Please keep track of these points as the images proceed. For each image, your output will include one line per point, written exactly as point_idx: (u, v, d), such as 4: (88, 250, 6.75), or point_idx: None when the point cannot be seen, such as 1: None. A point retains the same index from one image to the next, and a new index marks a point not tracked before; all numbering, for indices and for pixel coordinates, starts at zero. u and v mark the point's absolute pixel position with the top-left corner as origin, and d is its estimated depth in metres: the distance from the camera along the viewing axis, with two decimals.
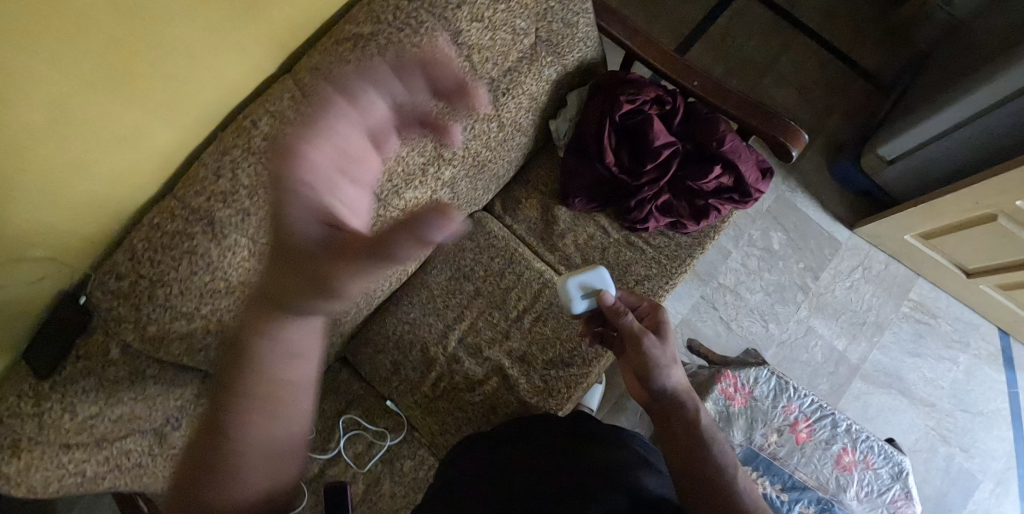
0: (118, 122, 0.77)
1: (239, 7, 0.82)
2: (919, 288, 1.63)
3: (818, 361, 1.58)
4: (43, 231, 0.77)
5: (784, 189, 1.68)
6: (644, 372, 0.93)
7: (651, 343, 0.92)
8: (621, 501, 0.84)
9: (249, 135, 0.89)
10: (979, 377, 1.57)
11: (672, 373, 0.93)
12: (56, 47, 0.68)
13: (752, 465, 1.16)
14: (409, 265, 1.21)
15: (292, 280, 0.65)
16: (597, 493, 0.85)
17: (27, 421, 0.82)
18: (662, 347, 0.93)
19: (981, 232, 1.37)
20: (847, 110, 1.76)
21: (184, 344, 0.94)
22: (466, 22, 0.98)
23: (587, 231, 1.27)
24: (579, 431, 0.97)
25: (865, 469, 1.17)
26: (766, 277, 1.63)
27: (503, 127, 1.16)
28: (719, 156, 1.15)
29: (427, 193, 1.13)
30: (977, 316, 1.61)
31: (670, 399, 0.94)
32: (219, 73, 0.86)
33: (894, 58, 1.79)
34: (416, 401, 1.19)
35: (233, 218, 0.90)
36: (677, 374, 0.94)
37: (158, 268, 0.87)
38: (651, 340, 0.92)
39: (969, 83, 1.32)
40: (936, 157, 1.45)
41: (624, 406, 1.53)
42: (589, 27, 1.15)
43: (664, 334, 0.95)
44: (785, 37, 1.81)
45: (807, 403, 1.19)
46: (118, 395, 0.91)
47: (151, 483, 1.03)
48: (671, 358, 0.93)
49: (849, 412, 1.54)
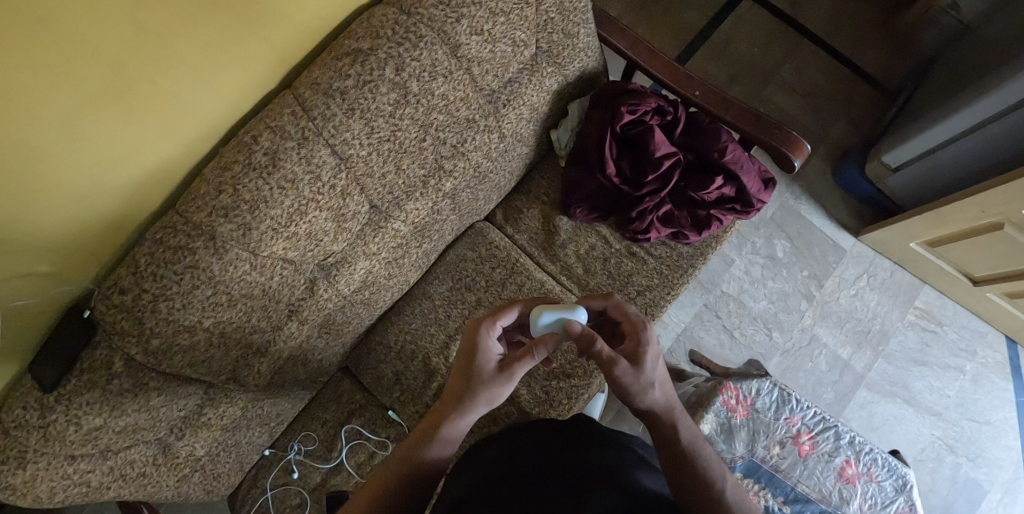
0: (119, 140, 0.78)
1: (241, 25, 0.83)
2: (925, 295, 1.62)
3: (822, 370, 1.57)
4: (49, 247, 0.80)
5: (787, 196, 1.67)
6: (620, 394, 0.86)
7: (621, 371, 0.82)
8: (619, 500, 0.75)
9: (250, 151, 0.87)
10: (986, 385, 1.56)
11: (650, 395, 0.84)
12: (60, 68, 0.69)
13: (754, 477, 1.16)
14: (409, 275, 1.22)
15: (458, 380, 0.86)
16: (592, 490, 0.76)
17: (32, 433, 0.81)
18: (637, 373, 0.83)
19: (988, 241, 1.36)
20: (851, 116, 1.75)
21: (187, 357, 0.93)
22: (465, 35, 0.99)
23: (588, 241, 1.28)
24: (572, 431, 0.88)
25: (869, 481, 1.16)
26: (770, 285, 1.62)
27: (504, 137, 1.16)
28: (720, 166, 1.15)
29: (428, 205, 1.14)
30: (984, 324, 1.60)
31: (650, 418, 0.86)
32: (220, 90, 0.87)
33: (900, 63, 1.78)
34: (418, 412, 1.19)
35: (234, 233, 0.88)
36: (656, 395, 0.85)
37: (160, 283, 0.85)
38: (621, 368, 0.83)
39: (974, 90, 1.31)
40: (941, 164, 1.44)
41: (626, 414, 1.53)
42: (589, 37, 1.15)
43: (640, 357, 0.84)
44: (789, 42, 1.80)
45: (809, 415, 1.18)
46: (122, 407, 0.90)
47: (157, 492, 1.04)
48: (648, 381, 0.84)
49: (854, 421, 1.53)
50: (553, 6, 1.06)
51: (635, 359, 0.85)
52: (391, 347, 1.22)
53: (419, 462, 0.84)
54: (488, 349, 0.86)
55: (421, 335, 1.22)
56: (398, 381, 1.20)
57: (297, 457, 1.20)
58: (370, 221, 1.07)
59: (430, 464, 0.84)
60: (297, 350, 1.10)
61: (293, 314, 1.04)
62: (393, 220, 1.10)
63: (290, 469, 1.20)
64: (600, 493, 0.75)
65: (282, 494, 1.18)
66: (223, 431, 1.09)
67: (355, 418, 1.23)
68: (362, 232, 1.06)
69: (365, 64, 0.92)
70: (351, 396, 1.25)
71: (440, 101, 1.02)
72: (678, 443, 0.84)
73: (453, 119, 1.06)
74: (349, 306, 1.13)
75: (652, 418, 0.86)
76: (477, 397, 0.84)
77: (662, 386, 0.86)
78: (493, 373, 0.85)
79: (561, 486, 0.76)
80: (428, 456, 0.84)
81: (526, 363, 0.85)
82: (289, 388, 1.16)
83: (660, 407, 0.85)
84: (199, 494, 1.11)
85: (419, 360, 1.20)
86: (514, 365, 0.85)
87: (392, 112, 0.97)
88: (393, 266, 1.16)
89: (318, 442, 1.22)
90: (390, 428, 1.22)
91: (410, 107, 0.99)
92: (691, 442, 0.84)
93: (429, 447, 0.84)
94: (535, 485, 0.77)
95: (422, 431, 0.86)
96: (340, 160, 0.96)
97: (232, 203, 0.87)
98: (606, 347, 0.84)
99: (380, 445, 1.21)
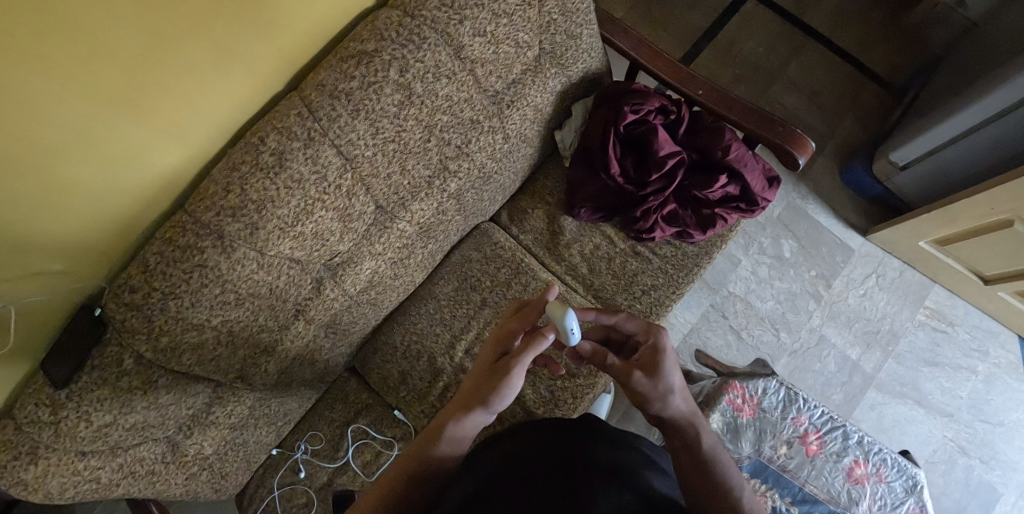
0: (128, 140, 0.80)
1: (249, 29, 0.85)
2: (935, 295, 1.60)
3: (831, 371, 1.55)
4: (62, 245, 0.81)
5: (794, 196, 1.67)
6: (639, 403, 0.86)
7: (637, 380, 0.84)
8: (631, 501, 0.74)
9: (257, 151, 0.89)
10: (999, 386, 1.53)
11: (670, 402, 0.84)
12: (74, 69, 0.70)
13: (761, 478, 1.15)
14: (415, 275, 1.23)
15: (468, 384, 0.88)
16: (605, 490, 0.74)
17: (44, 429, 0.83)
18: (654, 382, 0.84)
19: (999, 239, 1.34)
20: (858, 115, 1.74)
21: (196, 355, 0.95)
22: (468, 37, 1.00)
23: (593, 241, 1.28)
24: (579, 429, 0.86)
25: (878, 481, 1.15)
26: (777, 285, 1.61)
27: (509, 138, 1.17)
28: (724, 165, 1.15)
29: (434, 205, 1.15)
30: (995, 324, 1.58)
31: (670, 423, 0.86)
32: (229, 94, 0.89)
33: (908, 62, 1.77)
34: (424, 411, 1.19)
35: (242, 232, 0.90)
36: (676, 401, 0.84)
37: (169, 281, 0.87)
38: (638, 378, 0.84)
39: (982, 87, 1.30)
40: (948, 162, 1.43)
41: (633, 415, 1.52)
42: (593, 38, 1.16)
43: (659, 364, 0.85)
44: (795, 42, 1.80)
45: (817, 415, 1.17)
46: (131, 405, 0.91)
47: (166, 490, 1.05)
48: (668, 387, 0.84)
49: (864, 423, 1.51)
50: (555, 8, 1.08)
51: (653, 367, 0.85)
52: (397, 347, 1.23)
53: (421, 455, 0.84)
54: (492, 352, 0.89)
55: (427, 335, 1.23)
56: (404, 380, 1.21)
57: (303, 456, 1.21)
58: (376, 221, 1.08)
59: (432, 459, 0.84)
60: (304, 350, 1.11)
61: (300, 313, 1.06)
62: (398, 221, 1.11)
63: (297, 469, 1.20)
64: (612, 494, 0.74)
65: (288, 493, 1.18)
66: (231, 430, 1.10)
67: (362, 418, 1.24)
68: (368, 233, 1.08)
69: (369, 66, 0.93)
70: (358, 396, 1.26)
71: (444, 102, 1.03)
72: (699, 448, 0.84)
73: (457, 120, 1.08)
74: (355, 306, 1.14)
75: (674, 425, 0.86)
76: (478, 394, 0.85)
77: (683, 392, 0.86)
78: (494, 370, 0.85)
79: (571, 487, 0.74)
80: (434, 455, 0.84)
81: (524, 357, 0.84)
82: (295, 387, 1.17)
83: (683, 413, 0.85)
84: (208, 492, 1.13)
85: (425, 360, 1.21)
86: (513, 360, 0.84)
87: (396, 113, 0.98)
88: (398, 266, 1.17)
89: (324, 441, 1.22)
90: (397, 428, 1.23)
91: (414, 107, 1.00)
92: (711, 448, 0.84)
93: (434, 447, 0.84)
94: (544, 485, 0.75)
95: (429, 432, 0.86)
96: (345, 160, 0.97)
97: (239, 202, 0.88)
98: (615, 361, 0.89)
99: (386, 444, 1.22)
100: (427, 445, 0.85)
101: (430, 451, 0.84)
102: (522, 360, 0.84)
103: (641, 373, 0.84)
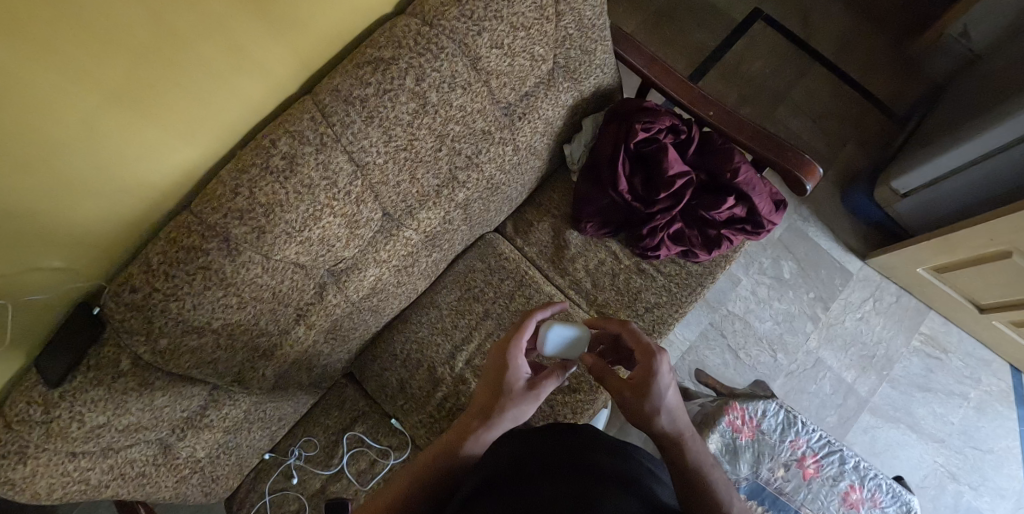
0: (137, 137, 0.79)
1: (268, 30, 0.84)
2: (930, 321, 1.62)
3: (826, 392, 1.57)
4: (64, 242, 0.79)
5: (795, 218, 1.68)
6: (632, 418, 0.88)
7: (627, 398, 0.87)
8: (633, 504, 0.73)
9: (268, 155, 0.88)
10: (990, 414, 1.55)
11: (657, 421, 0.85)
12: (83, 63, 0.69)
13: (757, 499, 1.16)
14: (419, 283, 1.23)
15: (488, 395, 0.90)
16: (607, 492, 0.73)
17: (35, 428, 0.81)
18: (641, 401, 0.86)
19: (994, 269, 1.36)
20: (860, 140, 1.76)
21: (195, 358, 0.93)
22: (486, 48, 1.00)
23: (598, 256, 1.28)
24: (580, 437, 0.85)
25: (872, 507, 1.15)
26: (776, 306, 1.62)
27: (518, 150, 1.17)
28: (732, 187, 1.15)
29: (440, 214, 1.14)
30: (987, 352, 1.60)
31: (660, 440, 0.86)
32: (243, 95, 0.88)
33: (909, 89, 1.80)
34: (422, 420, 1.18)
35: (249, 235, 0.88)
36: (663, 420, 0.85)
37: (171, 283, 0.85)
38: (626, 397, 0.88)
39: (985, 120, 1.33)
40: (949, 192, 1.45)
41: (628, 431, 1.53)
42: (606, 54, 1.17)
43: (650, 386, 0.86)
44: (800, 65, 1.83)
45: (815, 438, 1.18)
46: (125, 406, 0.89)
47: (155, 493, 1.04)
48: (654, 407, 0.85)
49: (857, 446, 1.53)
50: (572, 23, 1.08)
51: (643, 389, 0.86)
52: (397, 356, 1.22)
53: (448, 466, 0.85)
54: (517, 368, 0.91)
55: (428, 344, 1.22)
56: (403, 389, 1.20)
57: (297, 462, 1.19)
58: (382, 228, 1.07)
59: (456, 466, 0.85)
60: (304, 354, 1.10)
61: (301, 318, 1.04)
62: (404, 228, 1.10)
63: (289, 474, 1.18)
64: (615, 496, 0.72)
65: (280, 499, 1.16)
66: (224, 434, 1.08)
67: (358, 425, 1.22)
68: (374, 240, 1.06)
69: (386, 73, 0.93)
70: (355, 403, 1.25)
71: (457, 112, 1.03)
72: (688, 465, 0.83)
73: (468, 130, 1.07)
74: (357, 312, 1.13)
75: (661, 442, 0.86)
76: (505, 406, 0.88)
77: (673, 410, 0.86)
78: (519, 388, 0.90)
79: (574, 490, 0.73)
80: (455, 463, 0.85)
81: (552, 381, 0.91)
82: (292, 391, 1.15)
83: (670, 431, 0.85)
84: (197, 496, 1.10)
85: (425, 369, 1.20)
86: (541, 382, 0.91)
87: (410, 121, 0.98)
88: (402, 274, 1.16)
89: (318, 448, 1.20)
90: (393, 436, 1.21)
91: (428, 117, 1.00)
92: (697, 465, 0.83)
93: (461, 454, 0.85)
94: (544, 486, 0.74)
95: (448, 443, 0.87)
96: (356, 167, 0.96)
97: (247, 205, 0.87)
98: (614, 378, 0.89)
99: (382, 453, 1.20)
100: (450, 454, 0.85)
101: (454, 455, 0.85)
102: (548, 383, 0.92)
103: (629, 392, 0.87)
